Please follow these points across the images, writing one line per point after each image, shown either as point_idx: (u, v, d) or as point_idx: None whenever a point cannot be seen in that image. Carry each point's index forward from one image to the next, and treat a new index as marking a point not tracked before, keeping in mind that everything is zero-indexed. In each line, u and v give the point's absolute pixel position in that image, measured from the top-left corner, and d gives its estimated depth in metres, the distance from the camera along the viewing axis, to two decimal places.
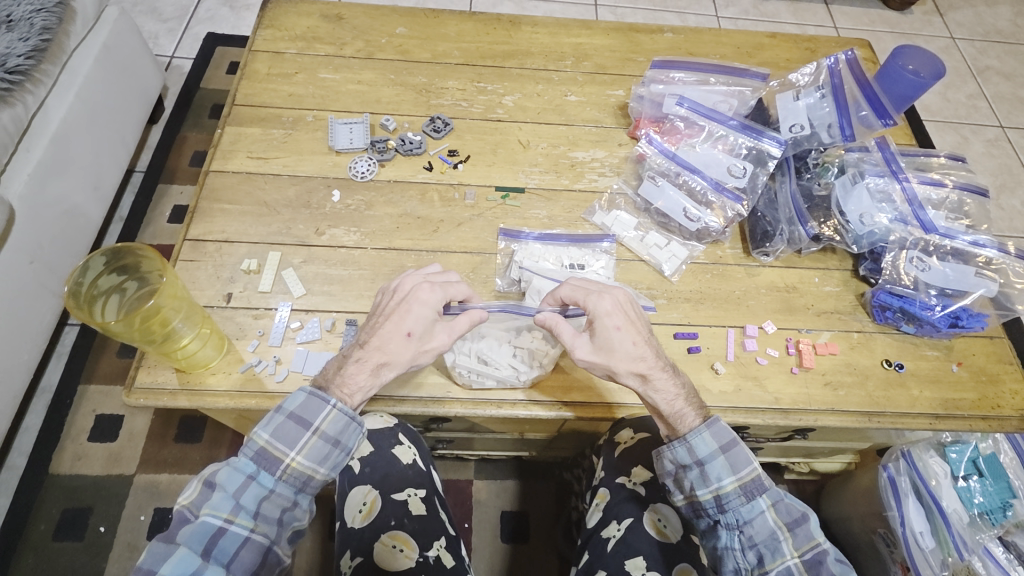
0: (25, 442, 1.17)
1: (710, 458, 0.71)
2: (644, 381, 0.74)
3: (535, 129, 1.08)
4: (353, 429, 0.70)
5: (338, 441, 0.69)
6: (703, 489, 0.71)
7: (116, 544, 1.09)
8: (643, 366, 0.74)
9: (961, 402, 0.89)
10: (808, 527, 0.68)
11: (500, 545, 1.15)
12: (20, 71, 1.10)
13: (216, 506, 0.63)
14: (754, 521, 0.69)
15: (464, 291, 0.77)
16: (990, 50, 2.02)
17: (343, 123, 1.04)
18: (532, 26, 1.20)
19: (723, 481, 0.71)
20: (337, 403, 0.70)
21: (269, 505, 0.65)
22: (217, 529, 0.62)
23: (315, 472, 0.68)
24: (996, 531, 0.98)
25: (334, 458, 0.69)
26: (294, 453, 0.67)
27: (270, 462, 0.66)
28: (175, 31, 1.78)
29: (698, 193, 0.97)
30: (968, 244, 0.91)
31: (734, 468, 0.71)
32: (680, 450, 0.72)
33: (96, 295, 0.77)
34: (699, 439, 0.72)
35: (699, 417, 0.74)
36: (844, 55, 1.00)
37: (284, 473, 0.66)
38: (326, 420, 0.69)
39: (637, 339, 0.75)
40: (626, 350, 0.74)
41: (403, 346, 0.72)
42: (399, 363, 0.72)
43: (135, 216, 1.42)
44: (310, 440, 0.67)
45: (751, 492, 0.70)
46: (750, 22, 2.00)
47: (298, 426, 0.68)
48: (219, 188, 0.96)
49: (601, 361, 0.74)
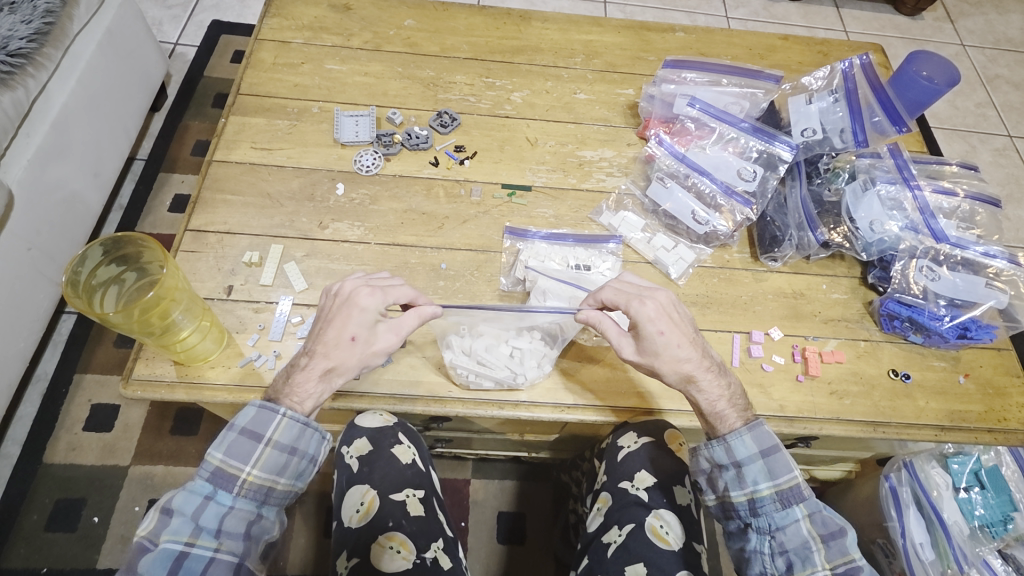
0: (20, 431, 1.16)
1: (749, 460, 0.71)
2: (687, 383, 0.74)
3: (543, 127, 1.06)
4: (310, 435, 0.70)
5: (295, 448, 0.68)
6: (737, 491, 0.71)
7: (110, 536, 1.08)
8: (686, 368, 0.73)
9: (967, 414, 0.88)
10: (843, 541, 0.67)
11: (497, 546, 1.14)
12: (22, 54, 1.08)
13: (177, 530, 0.61)
14: (787, 529, 0.68)
15: (405, 292, 0.76)
16: (1001, 59, 2.00)
17: (348, 115, 1.02)
18: (542, 21, 1.19)
19: (759, 485, 0.70)
20: (287, 412, 0.69)
21: (232, 521, 0.64)
22: (179, 553, 0.60)
23: (276, 482, 0.67)
24: (995, 544, 0.97)
25: (295, 466, 0.68)
26: (249, 467, 0.66)
27: (226, 480, 0.65)
28: (179, 18, 1.76)
29: (707, 195, 0.96)
30: (979, 255, 0.90)
31: (772, 473, 0.70)
32: (718, 450, 0.72)
33: (95, 286, 0.76)
34: (738, 440, 0.71)
35: (741, 418, 0.74)
36: (860, 59, 0.98)
37: (242, 488, 0.65)
38: (279, 430, 0.68)
39: (681, 343, 0.74)
40: (670, 353, 0.73)
41: (348, 351, 0.71)
42: (344, 368, 0.72)
43: (135, 204, 1.41)
44: (265, 452, 0.67)
45: (787, 499, 0.69)
46: (760, 23, 1.99)
47: (247, 440, 0.67)
48: (222, 178, 0.95)
49: (645, 363, 0.75)
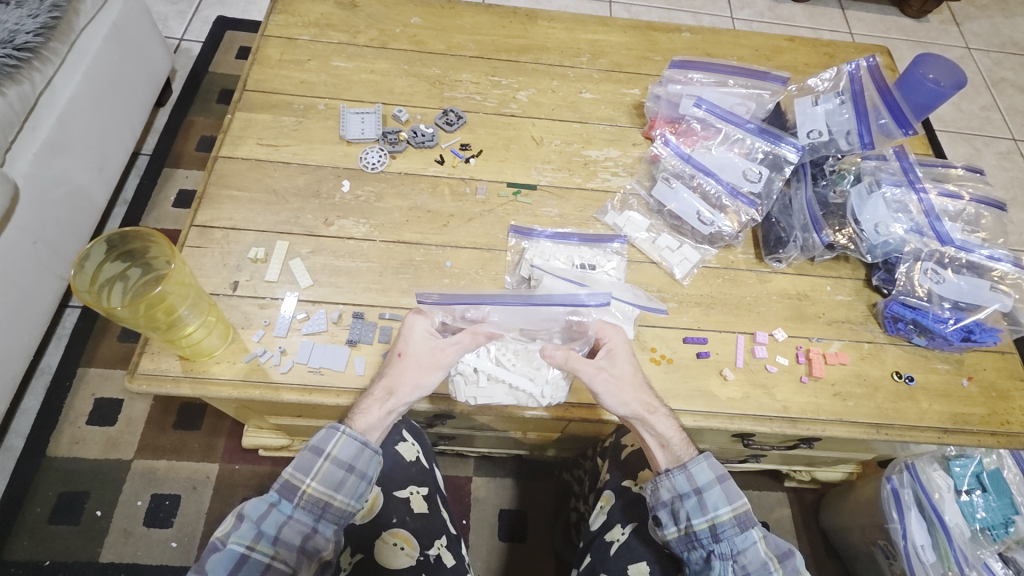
0: (24, 423, 1.16)
1: (707, 486, 0.71)
2: (649, 410, 0.74)
3: (549, 126, 1.06)
4: (367, 455, 0.69)
5: (352, 466, 0.68)
6: (699, 519, 0.71)
7: (112, 529, 1.09)
8: (648, 398, 0.75)
9: (970, 417, 0.88)
10: (795, 561, 0.70)
11: (499, 544, 1.14)
12: (30, 48, 1.08)
13: (241, 533, 0.63)
14: (747, 552, 0.69)
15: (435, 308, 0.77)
16: (1006, 62, 2.00)
17: (355, 112, 1.02)
18: (548, 21, 1.19)
19: (719, 511, 0.70)
20: (347, 428, 0.69)
21: (289, 531, 0.65)
22: (240, 555, 0.62)
23: (333, 498, 0.67)
24: (996, 547, 0.97)
25: (351, 485, 0.68)
26: (309, 479, 0.66)
27: (288, 490, 0.66)
28: (185, 14, 1.76)
29: (712, 196, 0.96)
30: (984, 258, 0.90)
31: (729, 497, 0.71)
32: (679, 478, 0.72)
33: (101, 282, 0.76)
34: (696, 467, 0.71)
35: (683, 450, 0.74)
36: (866, 61, 0.98)
37: (302, 499, 0.66)
38: (338, 446, 0.68)
39: (637, 372, 0.76)
40: (635, 381, 0.75)
41: (398, 366, 0.73)
42: (396, 383, 0.71)
43: (140, 199, 1.41)
44: (324, 466, 0.67)
45: (744, 523, 0.70)
46: (765, 24, 1.98)
47: (309, 453, 0.67)
48: (228, 174, 0.95)
49: (614, 392, 0.74)
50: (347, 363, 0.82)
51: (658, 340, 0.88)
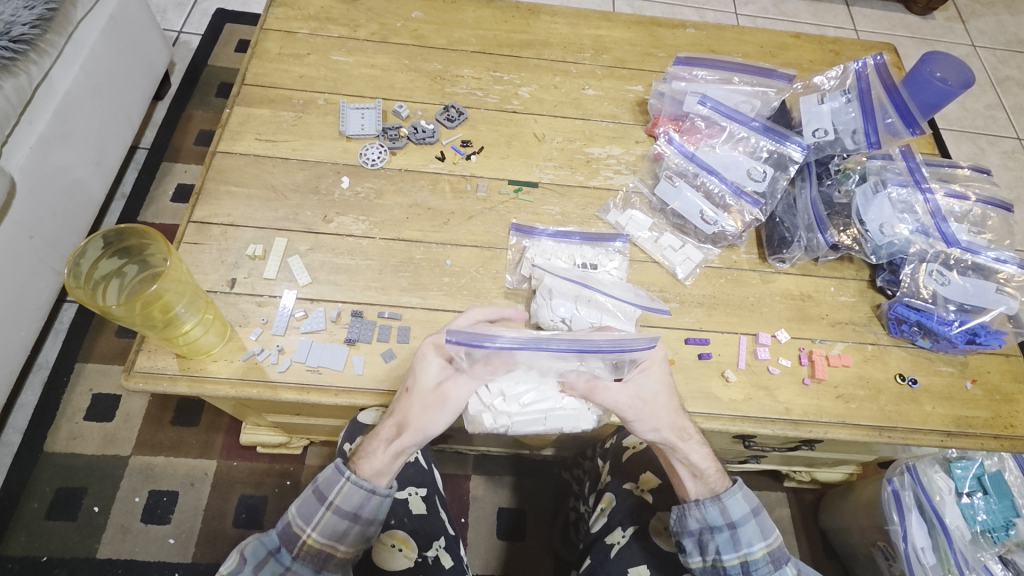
0: (21, 418, 1.15)
1: (742, 522, 0.72)
2: (682, 437, 0.71)
3: (551, 122, 1.05)
4: (373, 502, 0.68)
5: (356, 515, 0.67)
6: (731, 554, 0.72)
7: (110, 525, 1.08)
8: (681, 422, 0.72)
9: (973, 420, 0.87)
10: None
11: (496, 542, 1.14)
12: (25, 40, 1.07)
13: None
14: None
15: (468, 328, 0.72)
16: (1011, 60, 1.98)
17: (355, 107, 1.01)
18: (551, 15, 1.17)
19: (753, 547, 0.72)
20: (352, 475, 0.68)
21: None
22: None
23: (336, 549, 0.67)
24: (996, 550, 0.97)
25: (353, 534, 0.67)
26: (309, 530, 0.66)
27: (290, 538, 0.66)
28: (184, 5, 1.74)
29: (715, 195, 0.95)
30: (990, 260, 0.89)
31: (764, 534, 0.73)
32: (712, 510, 0.72)
33: (97, 279, 0.75)
34: (732, 500, 0.72)
35: (720, 480, 0.74)
36: (873, 59, 0.96)
37: (301, 550, 0.66)
38: (341, 494, 0.67)
39: (668, 399, 0.71)
40: (669, 408, 0.71)
41: (406, 401, 0.69)
42: (403, 419, 0.68)
43: (138, 193, 1.40)
44: (325, 516, 0.66)
45: (778, 559, 0.73)
46: (769, 21, 1.97)
47: (314, 499, 0.68)
48: (226, 169, 0.94)
49: (648, 415, 0.69)
50: (345, 362, 0.81)
51: (660, 340, 0.87)
